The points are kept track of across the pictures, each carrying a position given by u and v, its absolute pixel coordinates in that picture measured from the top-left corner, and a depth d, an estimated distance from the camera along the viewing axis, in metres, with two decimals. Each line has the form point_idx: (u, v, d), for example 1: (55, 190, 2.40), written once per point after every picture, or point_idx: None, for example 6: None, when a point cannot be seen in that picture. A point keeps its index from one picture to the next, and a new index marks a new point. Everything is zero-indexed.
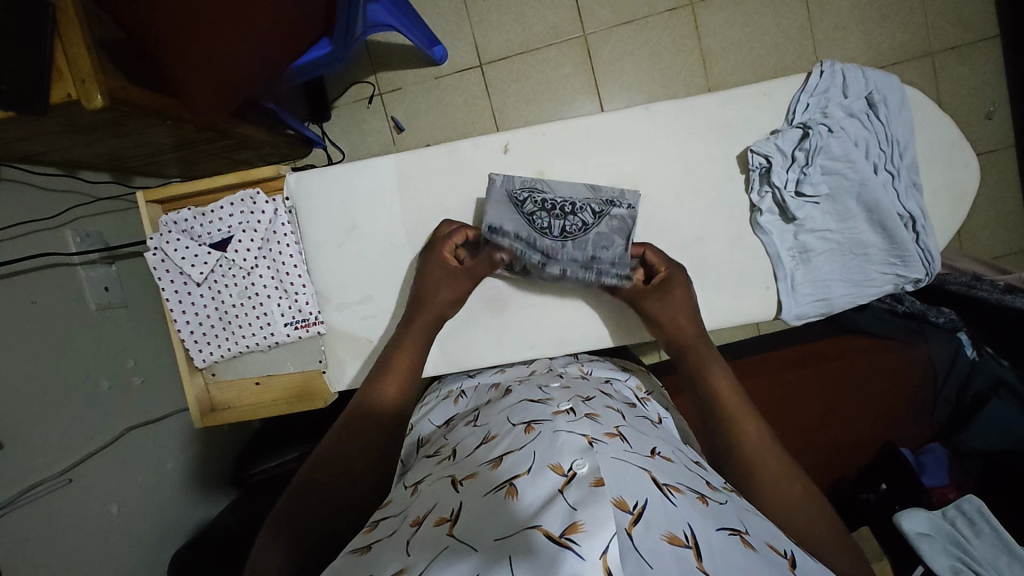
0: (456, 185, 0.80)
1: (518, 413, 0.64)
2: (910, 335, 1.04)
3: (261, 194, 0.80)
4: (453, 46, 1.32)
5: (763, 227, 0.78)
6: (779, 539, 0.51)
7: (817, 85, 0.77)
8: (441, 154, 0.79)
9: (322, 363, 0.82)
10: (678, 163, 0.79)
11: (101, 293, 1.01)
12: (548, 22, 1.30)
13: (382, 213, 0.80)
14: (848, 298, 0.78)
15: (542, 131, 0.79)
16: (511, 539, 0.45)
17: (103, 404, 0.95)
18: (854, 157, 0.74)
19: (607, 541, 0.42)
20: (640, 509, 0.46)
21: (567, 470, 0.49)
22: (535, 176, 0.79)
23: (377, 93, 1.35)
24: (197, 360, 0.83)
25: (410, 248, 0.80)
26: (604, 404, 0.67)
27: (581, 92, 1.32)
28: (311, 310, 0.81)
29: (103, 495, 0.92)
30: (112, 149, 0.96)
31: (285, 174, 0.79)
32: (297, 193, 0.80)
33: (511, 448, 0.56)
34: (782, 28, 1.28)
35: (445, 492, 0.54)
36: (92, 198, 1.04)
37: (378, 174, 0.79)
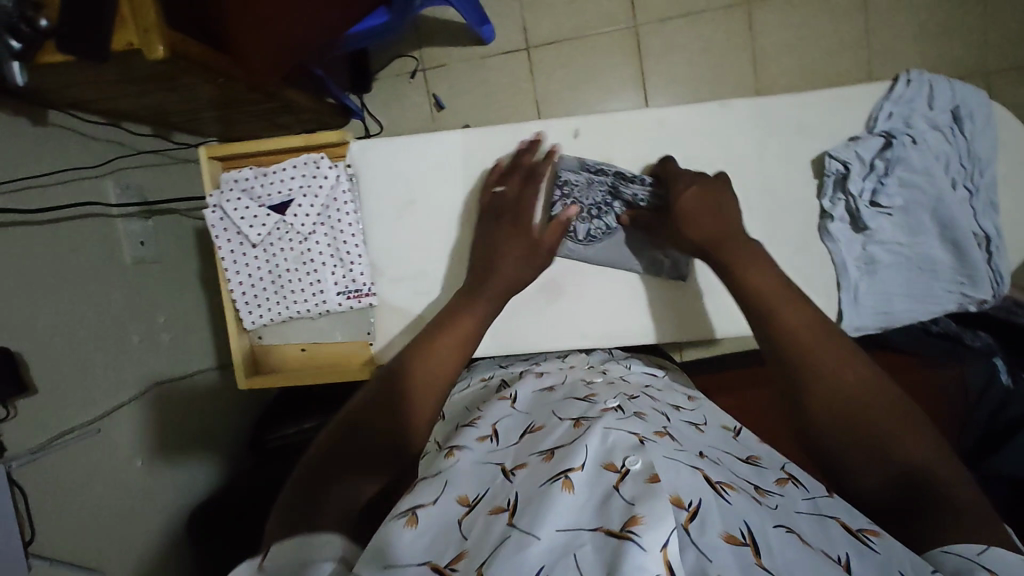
0: (521, 166, 0.80)
1: (563, 409, 0.64)
2: (943, 355, 1.04)
3: (325, 159, 0.80)
4: (502, 26, 1.30)
5: (831, 234, 0.76)
6: (829, 543, 0.47)
7: (902, 94, 0.76)
8: (510, 132, 0.79)
9: (369, 334, 0.82)
10: (737, 163, 0.78)
11: (137, 246, 1.00)
12: (600, 9, 1.28)
13: (444, 187, 0.80)
14: (910, 313, 0.77)
15: (614, 118, 0.78)
16: (574, 529, 0.45)
17: (133, 357, 0.96)
18: (931, 166, 0.73)
19: (667, 536, 0.42)
20: (695, 507, 0.45)
21: (620, 466, 0.49)
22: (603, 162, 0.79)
23: (420, 68, 1.33)
24: (245, 322, 0.83)
25: (469, 227, 0.80)
26: (650, 405, 0.67)
27: (628, 84, 1.30)
28: (365, 281, 0.81)
29: (129, 446, 0.92)
30: (159, 103, 0.95)
31: (349, 141, 0.79)
32: (359, 161, 0.81)
33: (561, 443, 0.55)
34: (837, 34, 1.25)
35: (499, 484, 0.54)
36: (133, 150, 1.03)
37: (445, 148, 0.80)
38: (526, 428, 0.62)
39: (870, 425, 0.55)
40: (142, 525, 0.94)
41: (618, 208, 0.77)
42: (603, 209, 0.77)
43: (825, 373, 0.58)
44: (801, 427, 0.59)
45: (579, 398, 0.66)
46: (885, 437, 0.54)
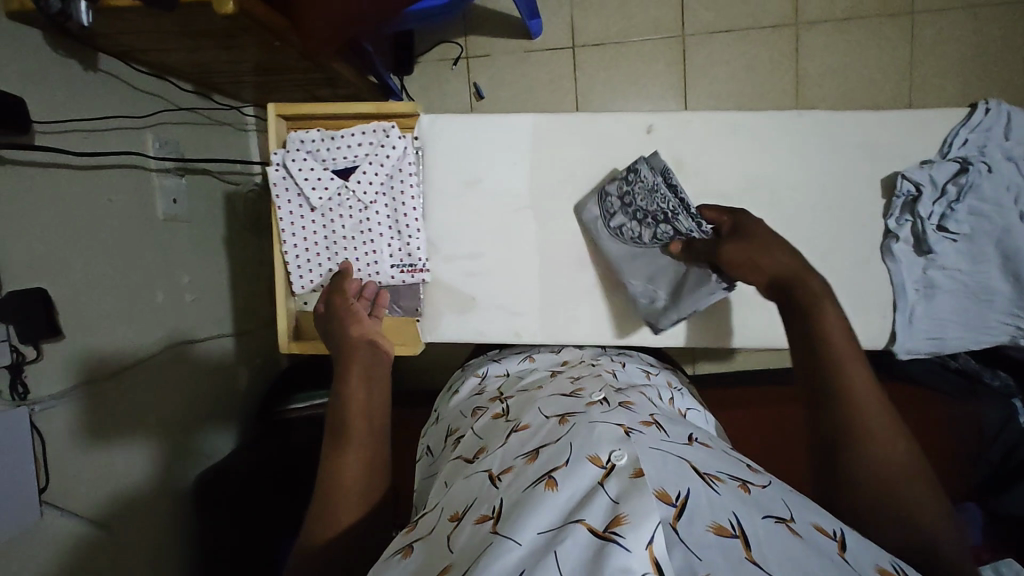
0: (589, 156, 0.81)
1: (549, 405, 0.66)
2: (960, 391, 1.05)
3: (395, 129, 0.78)
4: (550, 22, 1.30)
5: (894, 253, 0.77)
6: (826, 519, 0.48)
7: (980, 122, 0.75)
8: (581, 121, 0.81)
9: (418, 313, 0.84)
10: (789, 178, 0.78)
11: (170, 204, 0.99)
12: (650, 15, 1.28)
13: (512, 170, 0.82)
14: (961, 341, 0.79)
15: (691, 119, 0.78)
16: (551, 529, 0.46)
17: (155, 314, 0.94)
18: (1004, 201, 0.73)
19: (652, 532, 0.43)
20: (683, 501, 0.47)
21: (606, 462, 0.51)
22: (672, 163, 0.79)
23: (463, 56, 1.32)
24: (294, 286, 0.82)
25: (531, 211, 0.83)
26: (637, 392, 0.70)
27: (669, 92, 1.30)
28: (421, 257, 0.82)
29: (144, 404, 0.91)
30: (208, 61, 0.94)
31: (421, 115, 0.81)
32: (427, 135, 0.82)
33: (549, 441, 0.58)
34: (882, 64, 1.26)
35: (484, 488, 0.56)
36: (174, 106, 1.02)
37: (516, 130, 0.81)
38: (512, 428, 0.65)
39: (906, 496, 0.52)
40: (148, 485, 0.92)
41: (659, 231, 0.76)
42: (648, 220, 0.76)
43: (867, 430, 0.55)
44: (824, 477, 0.56)
45: (566, 394, 0.69)
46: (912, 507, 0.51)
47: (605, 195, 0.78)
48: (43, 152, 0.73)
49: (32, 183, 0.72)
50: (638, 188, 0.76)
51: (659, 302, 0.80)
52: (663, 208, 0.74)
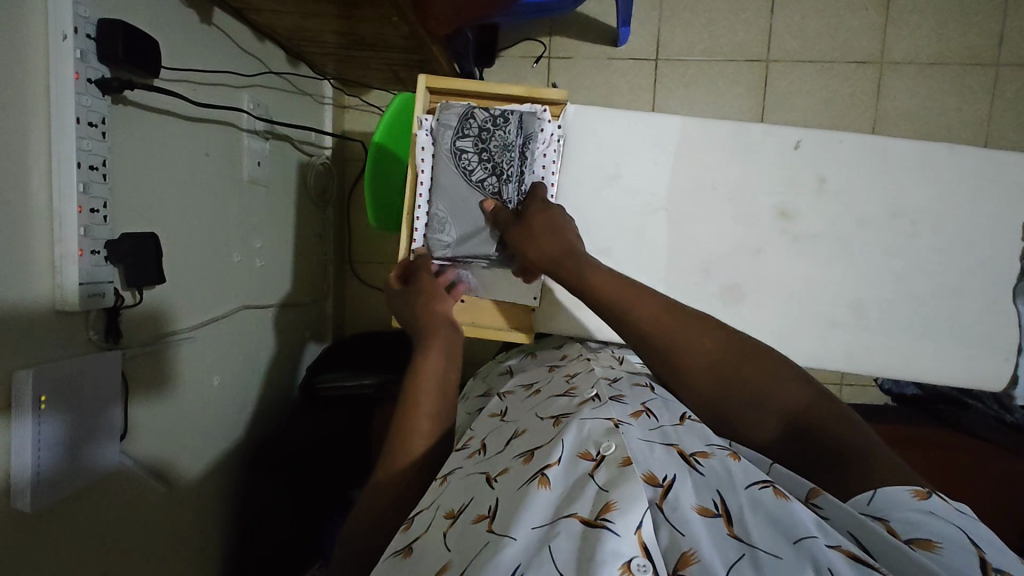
0: (731, 168, 0.78)
1: (546, 409, 0.70)
2: (1019, 446, 1.05)
3: (546, 113, 0.77)
4: (637, 31, 1.30)
5: None
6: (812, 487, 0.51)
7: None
8: (728, 129, 0.78)
9: (536, 301, 0.83)
10: (898, 211, 0.77)
11: (254, 166, 0.99)
12: (736, 37, 1.29)
13: (651, 169, 0.79)
14: None
15: (837, 138, 0.77)
16: (546, 523, 0.48)
17: (229, 274, 0.93)
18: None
19: (640, 517, 0.45)
20: (668, 482, 0.51)
21: (595, 455, 0.55)
22: (815, 181, 0.78)
23: (546, 55, 1.33)
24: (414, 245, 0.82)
25: (664, 213, 0.79)
26: (631, 384, 0.75)
27: (745, 116, 1.31)
28: None
29: (209, 365, 0.90)
30: (314, 27, 0.94)
31: (567, 104, 0.78)
32: (571, 124, 0.79)
33: (540, 443, 0.61)
34: (961, 113, 1.27)
35: (480, 489, 0.58)
36: (268, 69, 1.02)
37: (664, 129, 0.78)
38: (511, 435, 0.68)
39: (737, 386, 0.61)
40: (203, 446, 0.91)
41: (488, 182, 0.76)
42: (489, 162, 0.76)
43: (702, 368, 0.63)
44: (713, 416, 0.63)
45: (560, 395, 0.73)
46: (755, 394, 0.60)
47: (468, 116, 0.75)
48: (161, 98, 0.73)
49: (148, 128, 0.71)
50: (495, 141, 0.75)
51: (444, 237, 0.79)
52: (507, 169, 0.76)
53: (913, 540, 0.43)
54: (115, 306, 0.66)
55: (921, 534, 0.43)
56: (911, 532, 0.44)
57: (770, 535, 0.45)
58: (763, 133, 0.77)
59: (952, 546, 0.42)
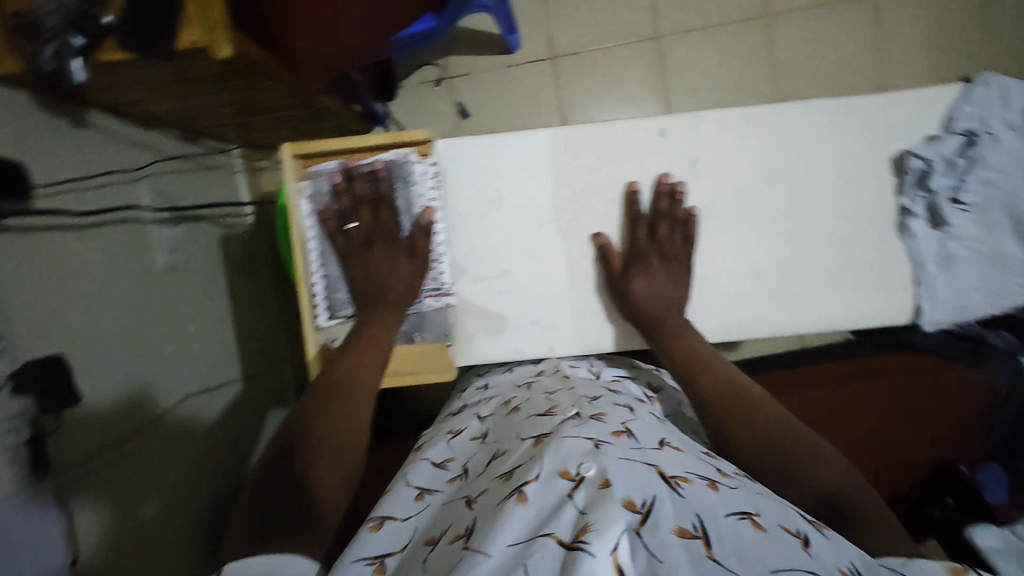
0: (610, 164, 0.79)
1: (526, 428, 0.72)
2: (969, 356, 1.08)
3: (413, 155, 0.77)
4: (527, 35, 1.32)
5: (911, 230, 0.78)
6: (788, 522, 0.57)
7: (981, 96, 0.77)
8: (596, 131, 0.78)
9: (448, 337, 0.79)
10: (793, 166, 0.79)
11: (169, 254, 0.98)
12: (622, 20, 1.31)
13: (531, 186, 0.79)
14: (985, 309, 0.79)
15: (701, 117, 0.78)
16: (523, 543, 0.51)
17: (165, 367, 0.92)
18: (1013, 170, 0.75)
19: (614, 540, 0.48)
20: (649, 507, 0.52)
21: (575, 474, 0.56)
22: (689, 162, 0.79)
23: (444, 77, 1.33)
24: (320, 318, 0.79)
25: (554, 223, 0.80)
26: (609, 405, 0.78)
27: (650, 94, 1.33)
28: (446, 280, 0.79)
29: (162, 461, 0.89)
30: (196, 105, 0.93)
31: (435, 139, 0.78)
32: (443, 158, 0.79)
33: (520, 461, 0.64)
34: (851, 48, 1.30)
35: (460, 513, 0.62)
36: (163, 154, 1.01)
37: (532, 144, 0.79)
38: (493, 456, 0.72)
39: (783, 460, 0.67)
40: (175, 543, 0.90)
41: (372, 233, 0.77)
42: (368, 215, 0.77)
43: (755, 434, 0.69)
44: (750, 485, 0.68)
45: (541, 415, 0.75)
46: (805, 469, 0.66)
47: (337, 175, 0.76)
48: (45, 215, 0.72)
49: (38, 248, 0.70)
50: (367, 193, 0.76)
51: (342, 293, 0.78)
52: (385, 217, 0.77)
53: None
54: (36, 436, 0.65)
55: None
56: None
57: (745, 564, 0.49)
58: (629, 128, 0.78)
59: None
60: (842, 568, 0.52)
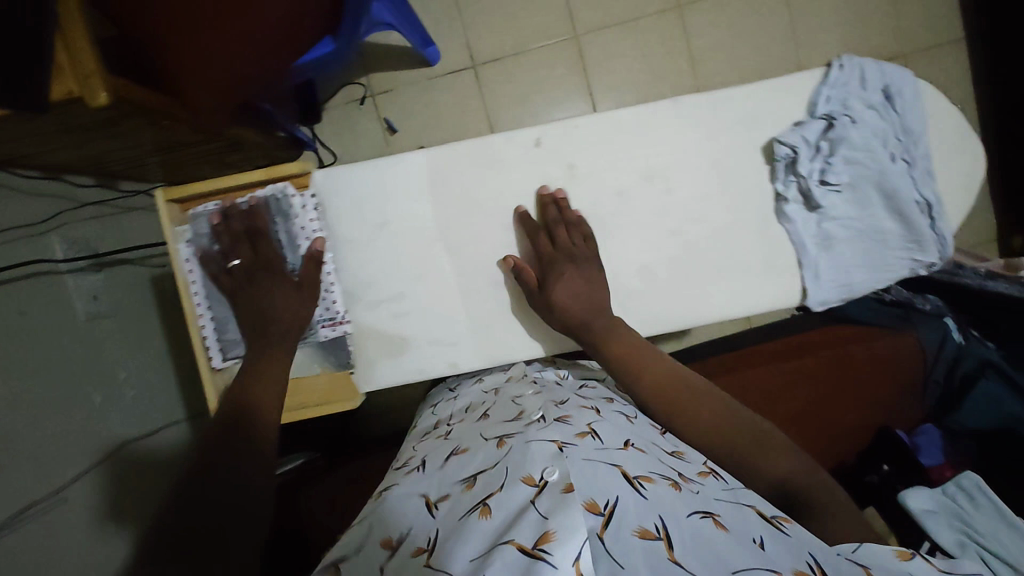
0: (491, 179, 0.80)
1: (491, 430, 0.69)
2: (899, 323, 1.10)
3: (290, 188, 0.78)
4: (446, 46, 1.32)
5: (788, 215, 0.80)
6: (752, 517, 0.55)
7: (838, 78, 0.79)
8: (471, 147, 0.80)
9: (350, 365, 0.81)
10: (691, 158, 0.80)
11: (90, 302, 0.96)
12: (540, 22, 1.32)
13: (414, 208, 0.80)
14: (869, 283, 0.80)
15: (573, 125, 0.80)
16: (481, 558, 0.48)
17: (95, 417, 0.92)
18: (874, 145, 0.77)
19: (579, 548, 0.45)
20: (611, 508, 0.51)
21: (539, 479, 0.53)
22: (566, 169, 0.80)
23: (369, 94, 1.33)
24: (216, 361, 0.78)
25: (440, 243, 0.81)
26: (578, 406, 0.72)
27: (575, 92, 1.34)
28: (340, 308, 0.81)
29: (99, 512, 0.88)
30: (102, 150, 0.91)
31: (311, 170, 0.78)
32: (322, 188, 0.80)
33: (484, 466, 0.61)
34: (765, 30, 1.32)
35: (421, 516, 0.59)
36: (78, 202, 0.99)
37: (410, 167, 0.80)
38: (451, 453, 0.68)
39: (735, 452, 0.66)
40: None
41: (255, 270, 0.76)
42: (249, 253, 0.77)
43: (704, 426, 0.68)
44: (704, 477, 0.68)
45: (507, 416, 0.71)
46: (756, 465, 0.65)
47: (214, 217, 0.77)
48: None
49: None
50: (246, 231, 0.76)
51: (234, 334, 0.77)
52: (267, 252, 0.77)
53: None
54: None
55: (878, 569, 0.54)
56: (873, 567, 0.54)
57: (707, 565, 0.47)
58: (503, 141, 0.79)
59: None
60: (806, 565, 0.51)
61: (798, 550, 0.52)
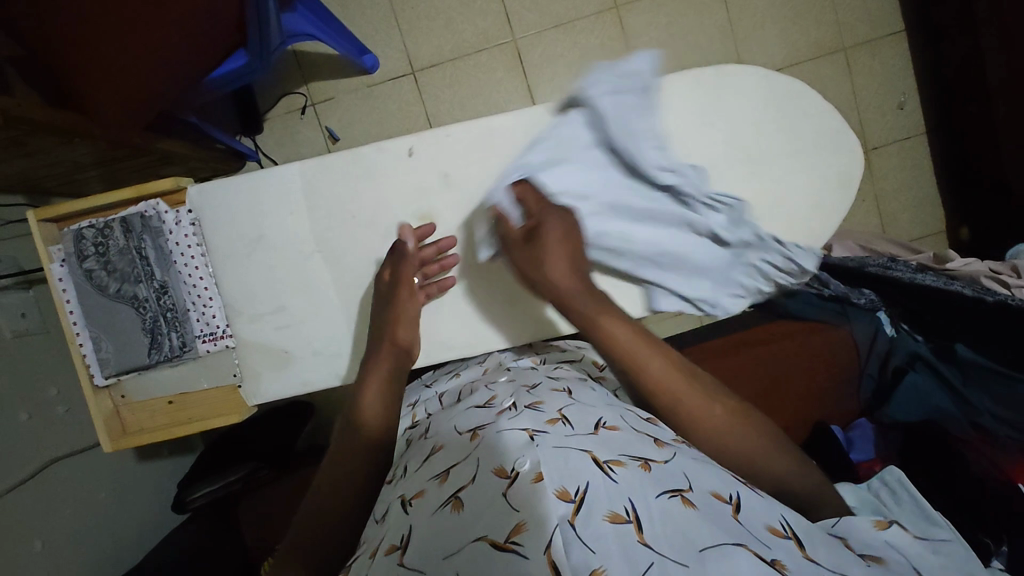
0: (364, 193, 0.80)
1: (464, 420, 0.64)
2: (834, 317, 1.10)
3: (163, 206, 0.79)
4: (385, 54, 1.32)
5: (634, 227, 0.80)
6: (721, 486, 0.53)
7: (696, 82, 0.79)
8: (344, 160, 0.79)
9: (236, 377, 0.83)
10: None
11: (17, 319, 0.97)
12: (477, 27, 1.32)
13: (290, 221, 0.80)
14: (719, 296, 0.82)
15: (446, 133, 0.80)
16: (455, 556, 0.47)
17: (22, 435, 0.92)
18: (615, 178, 0.78)
19: (550, 535, 0.45)
20: (582, 495, 0.47)
21: (511, 470, 0.51)
22: (441, 179, 0.80)
23: (309, 103, 1.33)
24: (98, 379, 0.80)
25: (320, 256, 0.81)
26: (549, 389, 0.69)
27: (514, 95, 1.34)
28: (220, 323, 0.82)
29: (26, 530, 0.89)
30: (22, 171, 0.91)
31: (185, 186, 0.79)
32: (198, 204, 0.80)
33: (458, 458, 0.57)
34: (703, 28, 1.32)
35: (399, 517, 0.55)
36: (5, 221, 0.99)
37: (283, 180, 0.79)
38: (430, 451, 0.63)
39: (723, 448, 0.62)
40: None
41: (126, 289, 0.77)
42: (117, 272, 0.77)
43: (697, 425, 0.63)
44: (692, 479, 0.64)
45: (480, 405, 0.67)
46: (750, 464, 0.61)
47: (80, 238, 0.77)
48: None
49: None
50: (113, 250, 0.77)
51: (110, 353, 0.78)
52: (136, 271, 0.78)
53: (867, 555, 0.52)
54: None
55: (872, 550, 0.53)
56: (864, 549, 0.53)
57: (679, 544, 0.45)
58: (374, 150, 0.79)
59: (895, 563, 0.52)
60: (771, 527, 0.49)
61: (769, 519, 0.50)
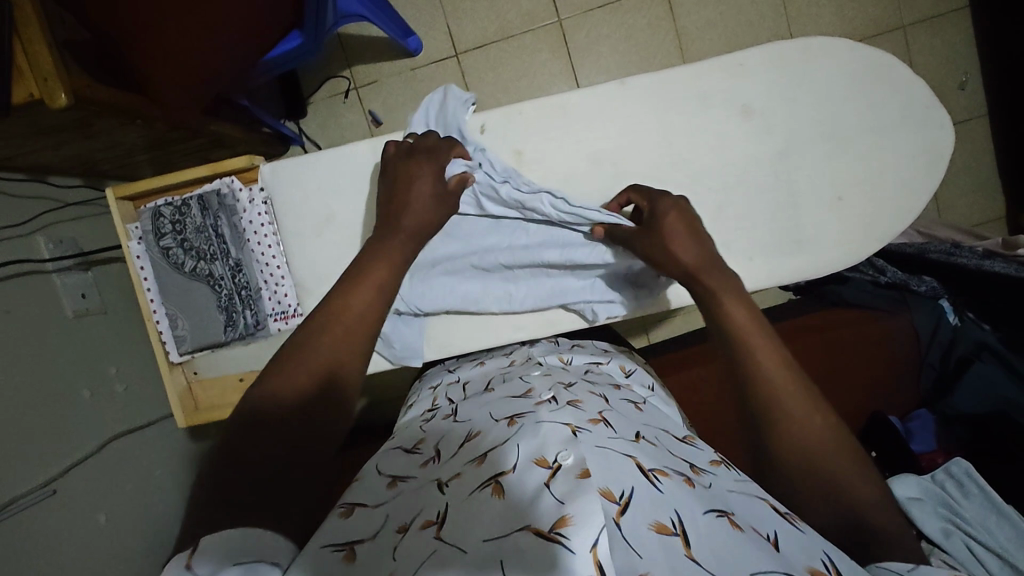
0: None
1: (499, 409, 0.63)
2: (892, 304, 1.06)
3: (237, 183, 0.81)
4: (428, 36, 1.31)
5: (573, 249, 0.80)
6: (761, 521, 0.49)
7: (763, 60, 0.77)
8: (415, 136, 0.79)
9: None
10: (658, 139, 0.78)
11: (78, 299, 0.99)
12: (522, 7, 1.30)
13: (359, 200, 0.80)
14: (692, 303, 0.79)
15: (518, 111, 0.80)
16: (496, 542, 0.44)
17: (85, 412, 0.94)
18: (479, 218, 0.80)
19: (597, 534, 0.41)
20: (627, 499, 0.45)
21: (552, 461, 0.48)
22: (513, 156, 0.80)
23: (352, 87, 1.33)
24: (173, 356, 0.82)
25: None
26: (585, 390, 0.67)
27: (559, 77, 1.31)
28: (291, 302, 0.83)
29: (91, 504, 0.92)
30: (83, 152, 0.92)
31: (259, 164, 0.80)
32: (270, 183, 0.81)
33: (494, 444, 0.55)
34: (756, 5, 1.28)
35: (429, 495, 0.52)
36: (66, 203, 1.01)
37: (353, 159, 0.80)
38: (464, 434, 0.60)
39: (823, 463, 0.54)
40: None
41: (204, 267, 0.80)
42: (195, 250, 0.80)
43: (800, 433, 0.55)
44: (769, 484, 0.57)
45: (515, 396, 0.65)
46: (846, 484, 0.53)
47: (157, 215, 0.79)
48: None
49: None
50: (190, 228, 0.79)
51: (186, 330, 0.81)
52: (212, 249, 0.80)
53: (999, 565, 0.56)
54: None
55: None
56: None
57: (725, 563, 0.43)
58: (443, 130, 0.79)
59: None
60: (812, 566, 0.46)
61: (817, 560, 0.47)
